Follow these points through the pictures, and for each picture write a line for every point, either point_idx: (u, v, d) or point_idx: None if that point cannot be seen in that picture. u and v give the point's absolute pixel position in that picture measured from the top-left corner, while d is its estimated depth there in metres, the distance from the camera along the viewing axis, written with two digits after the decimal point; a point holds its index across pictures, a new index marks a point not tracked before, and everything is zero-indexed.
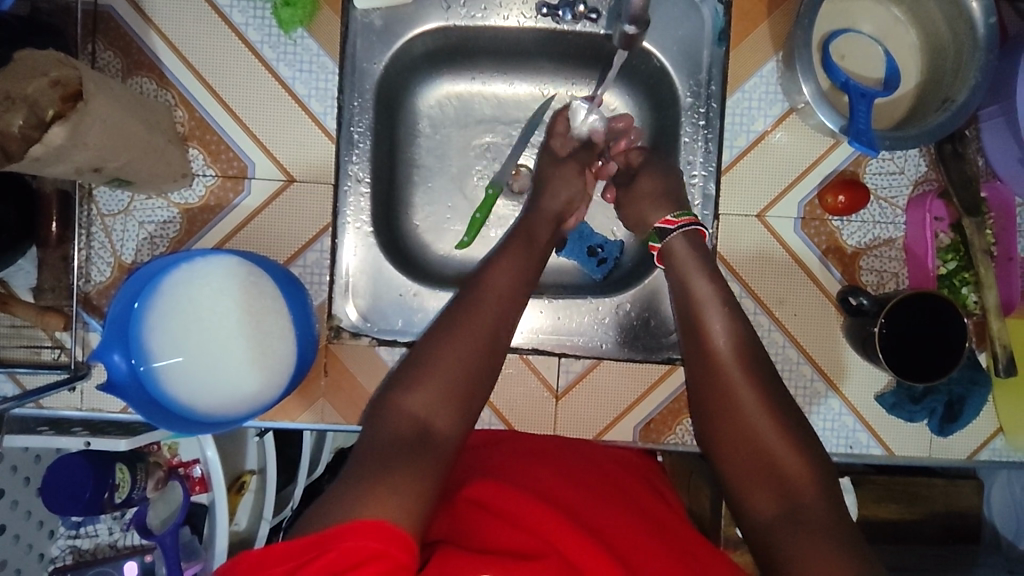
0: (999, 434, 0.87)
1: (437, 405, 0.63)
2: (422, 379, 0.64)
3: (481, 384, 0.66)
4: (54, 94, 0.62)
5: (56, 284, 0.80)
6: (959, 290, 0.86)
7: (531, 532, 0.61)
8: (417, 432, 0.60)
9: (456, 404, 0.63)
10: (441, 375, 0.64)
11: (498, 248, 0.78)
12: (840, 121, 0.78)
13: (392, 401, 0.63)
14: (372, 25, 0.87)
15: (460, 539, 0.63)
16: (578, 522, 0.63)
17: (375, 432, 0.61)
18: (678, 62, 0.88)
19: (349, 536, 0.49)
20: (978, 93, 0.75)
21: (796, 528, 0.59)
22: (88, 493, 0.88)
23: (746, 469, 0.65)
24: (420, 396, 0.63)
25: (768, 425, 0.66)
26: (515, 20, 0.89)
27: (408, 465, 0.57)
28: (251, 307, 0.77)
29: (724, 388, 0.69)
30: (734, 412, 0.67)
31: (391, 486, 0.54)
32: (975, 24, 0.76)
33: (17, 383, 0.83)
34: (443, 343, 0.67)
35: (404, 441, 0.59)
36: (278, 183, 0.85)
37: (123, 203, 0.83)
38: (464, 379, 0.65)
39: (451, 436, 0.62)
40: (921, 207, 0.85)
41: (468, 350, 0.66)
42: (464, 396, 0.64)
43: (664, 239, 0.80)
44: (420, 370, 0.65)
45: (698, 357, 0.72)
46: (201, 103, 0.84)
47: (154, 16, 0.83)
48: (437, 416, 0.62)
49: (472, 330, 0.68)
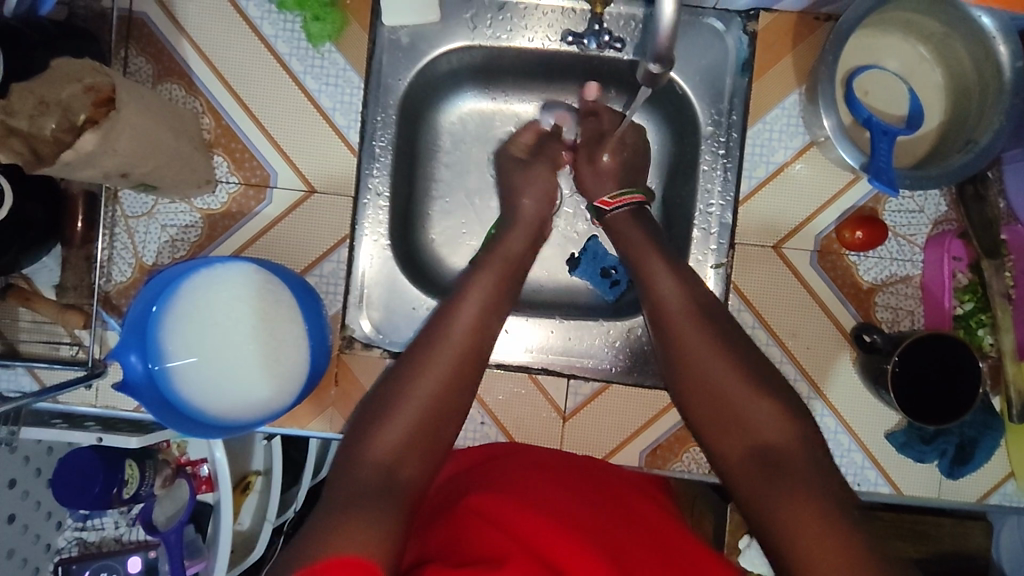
0: (1010, 479, 0.86)
1: (403, 451, 0.66)
2: (390, 422, 0.67)
3: (443, 426, 0.69)
4: (86, 99, 0.64)
5: (79, 283, 0.82)
6: (976, 333, 0.85)
7: (523, 542, 0.62)
8: (382, 481, 0.63)
9: (420, 452, 0.67)
10: (408, 400, 0.69)
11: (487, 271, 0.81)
12: (861, 157, 0.77)
13: (359, 451, 0.65)
14: (398, 42, 0.88)
15: (451, 552, 0.63)
16: (574, 530, 0.64)
17: (345, 482, 0.63)
18: (699, 90, 0.89)
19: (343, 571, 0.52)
20: (1001, 138, 0.75)
21: (769, 472, 0.65)
22: (98, 487, 0.91)
23: (709, 418, 0.72)
24: (388, 444, 0.66)
25: (754, 403, 0.70)
26: (540, 43, 0.90)
27: (379, 507, 0.60)
28: (268, 316, 0.78)
29: (678, 360, 0.75)
30: (700, 374, 0.73)
31: (368, 527, 0.57)
32: (1002, 67, 0.75)
33: (35, 378, 0.85)
34: (408, 391, 0.69)
35: (369, 488, 0.62)
36: (299, 193, 0.86)
37: (147, 206, 0.85)
38: (429, 422, 0.68)
39: (417, 483, 0.65)
40: (940, 247, 0.85)
41: (438, 392, 0.70)
42: (431, 446, 0.68)
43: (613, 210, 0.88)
44: (387, 413, 0.67)
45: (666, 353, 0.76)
46: (228, 112, 0.85)
47: (187, 24, 0.85)
48: (401, 463, 0.65)
49: (437, 369, 0.71)
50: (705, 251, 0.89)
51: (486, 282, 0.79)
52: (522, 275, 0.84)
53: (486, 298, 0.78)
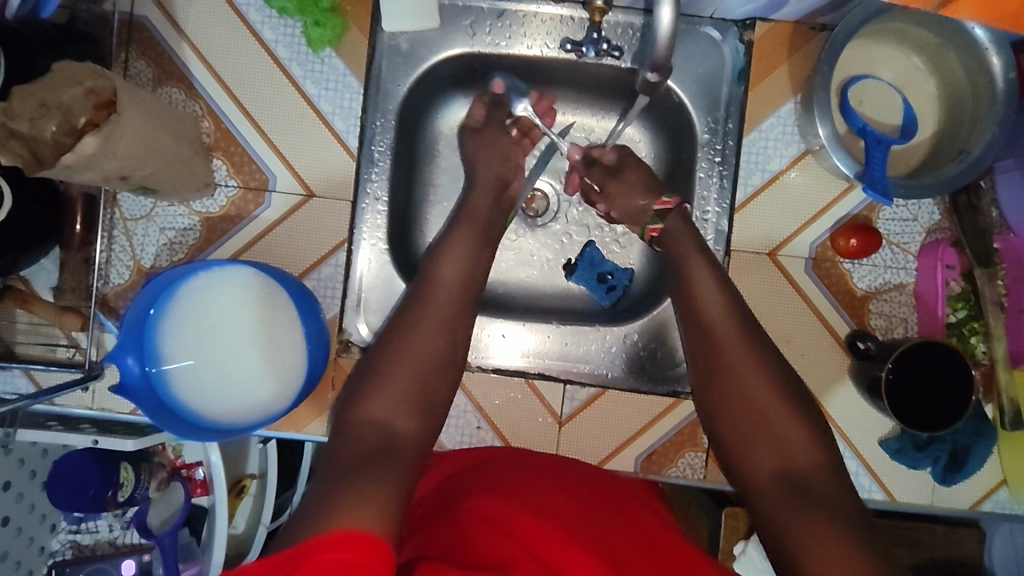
0: (1002, 485, 0.86)
1: (396, 411, 0.69)
2: (385, 388, 0.70)
3: (434, 384, 0.73)
4: (87, 102, 0.64)
5: (76, 286, 0.82)
6: (968, 340, 0.85)
7: (522, 544, 0.63)
8: (380, 439, 0.66)
9: (412, 407, 0.70)
10: (403, 366, 0.72)
11: (469, 245, 0.84)
12: (855, 166, 0.78)
13: (354, 410, 0.69)
14: (398, 48, 0.89)
15: (451, 554, 0.63)
16: (571, 533, 0.65)
17: (344, 440, 0.65)
18: (696, 99, 0.90)
19: (334, 547, 0.49)
20: (993, 147, 0.76)
21: (793, 493, 0.65)
22: (92, 490, 0.91)
23: (739, 432, 0.73)
24: (383, 401, 0.69)
25: (774, 423, 0.71)
26: (538, 50, 0.91)
27: (381, 466, 0.62)
28: (266, 318, 0.79)
29: (726, 379, 0.75)
30: (729, 374, 0.75)
31: (370, 487, 0.58)
32: (994, 78, 0.76)
33: (31, 380, 0.84)
34: (398, 356, 0.73)
35: (366, 445, 0.65)
36: (297, 197, 0.86)
37: (146, 209, 0.85)
38: (423, 384, 0.72)
39: (414, 438, 0.68)
40: (933, 255, 0.86)
41: (424, 352, 0.74)
42: (423, 403, 0.71)
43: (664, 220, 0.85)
44: (381, 378, 0.71)
45: (705, 368, 0.77)
46: (228, 115, 0.85)
47: (187, 28, 0.85)
48: (397, 419, 0.69)
49: (427, 335, 0.75)
50: None
51: (471, 262, 0.83)
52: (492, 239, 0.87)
53: (470, 268, 0.82)
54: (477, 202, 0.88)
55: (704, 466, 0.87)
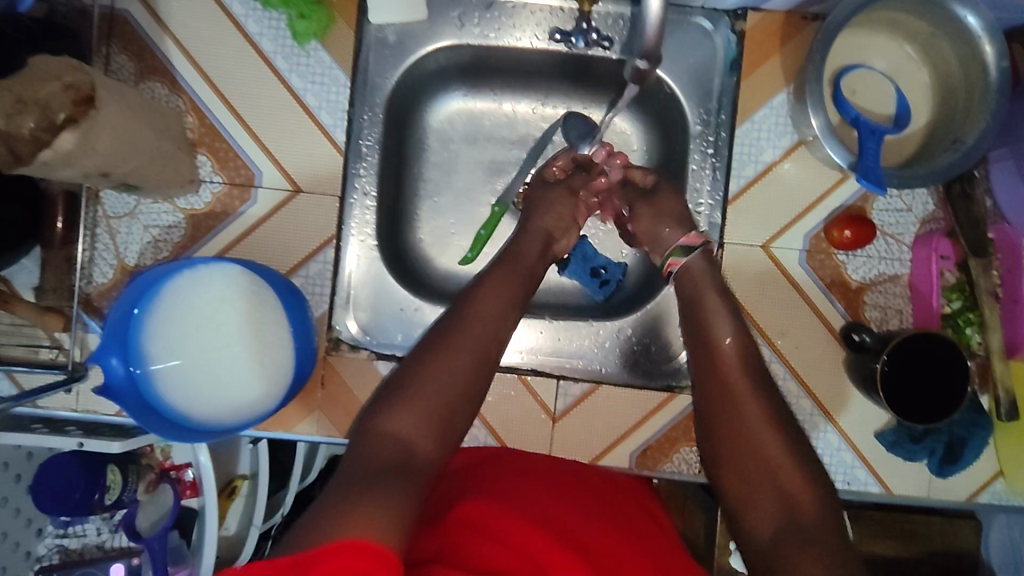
0: (999, 477, 0.86)
1: (423, 429, 0.63)
2: (409, 403, 0.64)
3: (463, 404, 0.67)
4: (66, 98, 0.62)
5: (58, 285, 0.80)
6: (963, 331, 0.85)
7: (521, 553, 0.62)
8: (401, 457, 0.60)
9: (437, 427, 0.64)
10: (435, 385, 0.66)
11: (502, 271, 0.79)
12: (850, 157, 0.77)
13: (375, 424, 0.63)
14: (385, 40, 0.88)
15: (446, 556, 0.61)
16: (568, 543, 0.64)
17: (361, 455, 0.60)
18: (688, 89, 0.88)
19: (337, 556, 0.48)
20: (988, 136, 0.75)
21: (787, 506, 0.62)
22: (78, 493, 0.90)
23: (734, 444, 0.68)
24: (407, 417, 0.63)
25: (765, 434, 0.65)
26: (527, 42, 0.89)
27: (395, 486, 0.57)
28: (252, 317, 0.77)
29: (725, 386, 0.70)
30: (726, 380, 0.70)
31: (381, 506, 0.54)
32: (988, 66, 0.76)
33: (13, 381, 0.83)
34: (428, 371, 0.67)
35: (385, 462, 0.60)
36: (283, 193, 0.85)
37: (129, 206, 0.83)
38: (452, 402, 0.66)
39: (435, 461, 0.63)
40: (928, 245, 0.85)
41: (459, 369, 0.68)
42: (449, 422, 0.66)
43: (686, 256, 0.81)
44: (409, 394, 0.65)
45: (700, 362, 0.73)
46: (212, 110, 0.84)
47: (170, 21, 0.83)
48: (420, 439, 0.63)
49: (462, 356, 0.69)
50: None
51: (500, 280, 0.77)
52: (534, 275, 0.82)
53: (511, 291, 0.76)
54: (526, 247, 0.83)
55: (699, 461, 0.86)
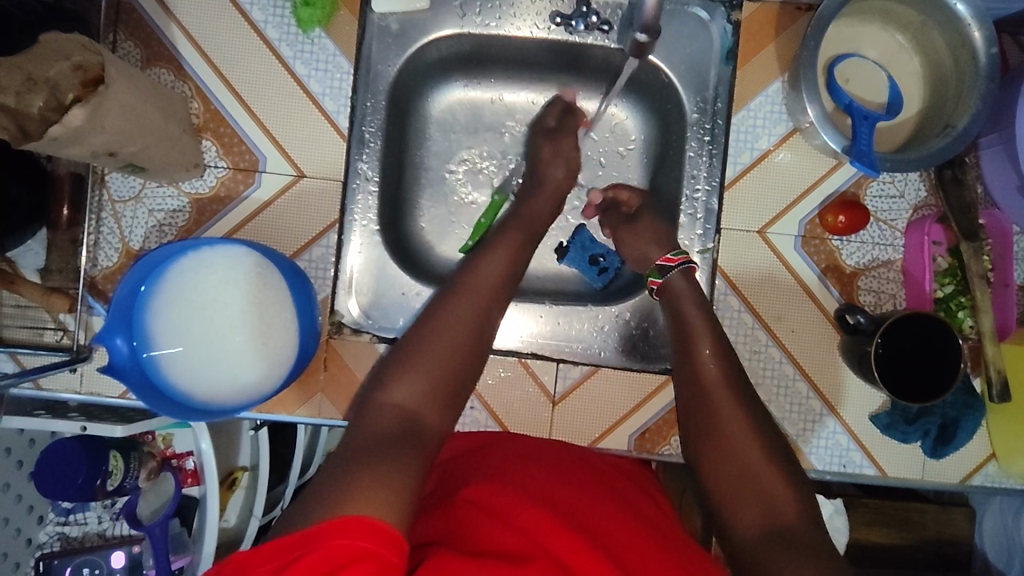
0: (991, 459, 0.87)
1: (424, 401, 0.64)
2: (409, 374, 0.65)
3: (462, 375, 0.68)
4: (75, 79, 0.63)
5: (64, 266, 0.82)
6: (956, 314, 0.86)
7: (523, 533, 0.62)
8: (404, 429, 0.61)
9: (440, 401, 0.65)
10: (436, 358, 0.67)
11: (501, 249, 0.79)
12: (843, 141, 0.79)
13: (376, 400, 0.64)
14: (388, 28, 0.89)
15: (454, 544, 0.62)
16: (573, 522, 0.64)
17: (363, 428, 0.61)
18: (684, 78, 0.90)
19: (337, 533, 0.49)
20: (978, 120, 0.77)
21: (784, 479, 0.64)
22: (81, 478, 0.89)
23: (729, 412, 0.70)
24: (405, 391, 0.64)
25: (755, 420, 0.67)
26: (528, 31, 0.91)
27: (401, 455, 0.58)
28: (257, 297, 0.78)
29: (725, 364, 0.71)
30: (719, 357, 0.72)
31: (391, 477, 0.55)
32: (977, 53, 0.78)
33: (17, 363, 0.83)
34: (423, 349, 0.67)
35: (390, 434, 0.60)
36: (288, 177, 0.86)
37: (134, 190, 0.84)
38: (453, 377, 0.67)
39: (438, 431, 0.63)
40: (920, 230, 0.86)
41: (453, 343, 0.69)
42: (450, 394, 0.66)
43: (664, 276, 0.83)
44: (409, 367, 0.66)
45: (691, 355, 0.75)
46: (217, 96, 0.85)
47: (176, 9, 0.85)
48: (423, 411, 0.63)
49: (462, 334, 0.69)
50: (691, 237, 0.90)
51: (499, 256, 0.79)
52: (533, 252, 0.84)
53: (511, 273, 0.78)
54: (524, 218, 0.85)
55: None
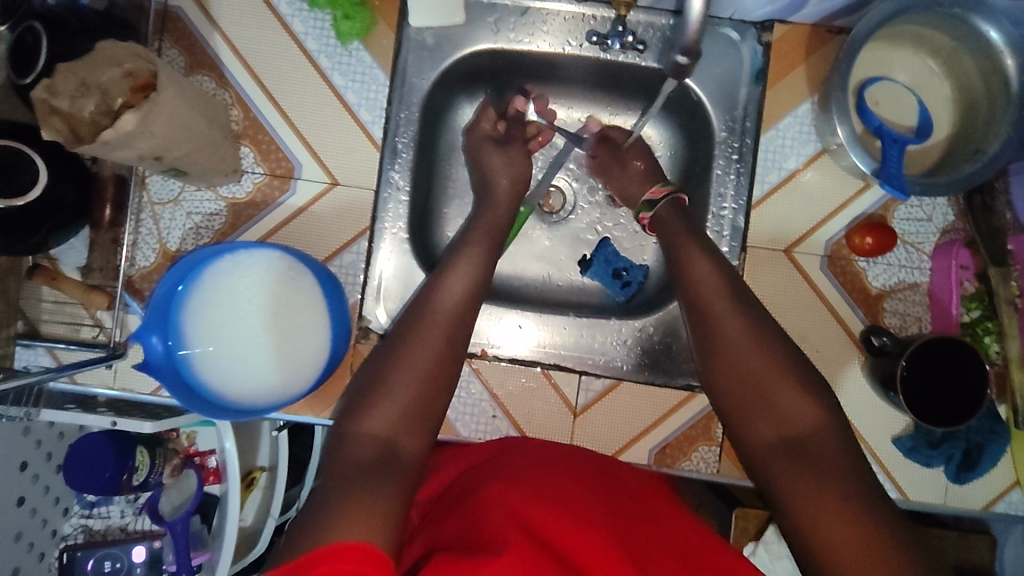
0: (1015, 487, 0.86)
1: (400, 424, 0.67)
2: (380, 402, 0.68)
3: (442, 388, 0.71)
4: (124, 84, 0.65)
5: (105, 265, 0.83)
6: (982, 339, 0.86)
7: (546, 536, 0.63)
8: (380, 455, 0.64)
9: (416, 424, 0.67)
10: (416, 369, 0.70)
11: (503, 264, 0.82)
12: (872, 164, 0.80)
13: (350, 430, 0.66)
14: (424, 43, 0.91)
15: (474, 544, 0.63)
16: (597, 527, 0.65)
17: (342, 456, 0.64)
18: (714, 98, 0.90)
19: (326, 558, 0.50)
20: (1009, 147, 0.77)
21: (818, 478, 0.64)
22: (108, 472, 0.92)
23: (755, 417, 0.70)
24: (380, 419, 0.66)
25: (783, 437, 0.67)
26: (559, 47, 0.93)
27: (380, 480, 0.61)
28: (288, 301, 0.80)
29: (749, 382, 0.71)
30: (736, 361, 0.72)
31: (374, 504, 0.57)
32: (1009, 79, 0.78)
33: (53, 356, 0.85)
34: (398, 364, 0.71)
35: (365, 462, 0.63)
36: (322, 185, 0.88)
37: (174, 192, 0.87)
38: (430, 393, 0.70)
39: (416, 454, 0.66)
40: (948, 255, 0.87)
41: (432, 360, 0.72)
42: (427, 412, 0.69)
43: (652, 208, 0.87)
44: (380, 393, 0.68)
45: (719, 364, 0.73)
46: (257, 104, 0.87)
47: (220, 19, 0.87)
48: (399, 436, 0.66)
49: (435, 349, 0.72)
50: None
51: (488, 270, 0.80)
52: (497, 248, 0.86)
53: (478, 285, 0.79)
54: None
55: (717, 460, 0.87)
